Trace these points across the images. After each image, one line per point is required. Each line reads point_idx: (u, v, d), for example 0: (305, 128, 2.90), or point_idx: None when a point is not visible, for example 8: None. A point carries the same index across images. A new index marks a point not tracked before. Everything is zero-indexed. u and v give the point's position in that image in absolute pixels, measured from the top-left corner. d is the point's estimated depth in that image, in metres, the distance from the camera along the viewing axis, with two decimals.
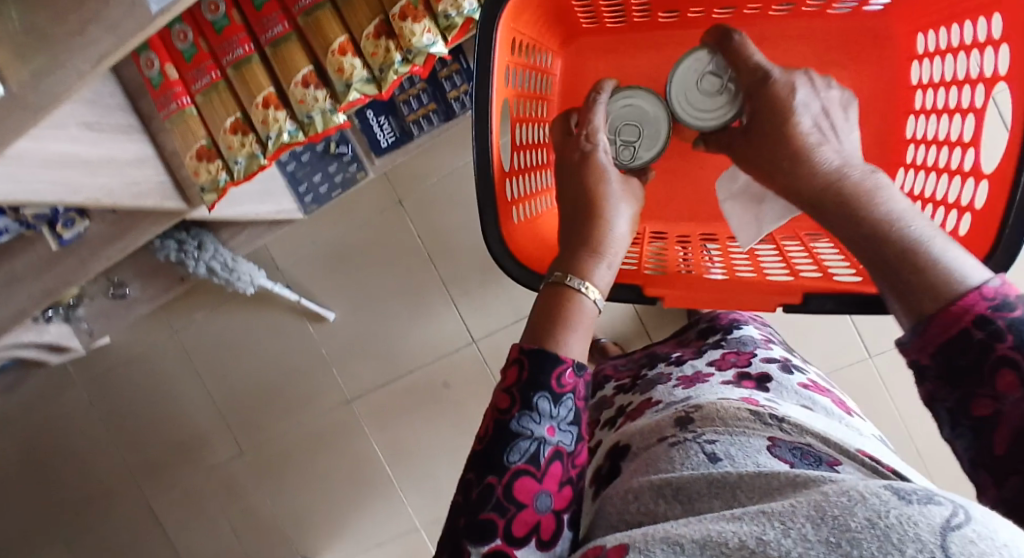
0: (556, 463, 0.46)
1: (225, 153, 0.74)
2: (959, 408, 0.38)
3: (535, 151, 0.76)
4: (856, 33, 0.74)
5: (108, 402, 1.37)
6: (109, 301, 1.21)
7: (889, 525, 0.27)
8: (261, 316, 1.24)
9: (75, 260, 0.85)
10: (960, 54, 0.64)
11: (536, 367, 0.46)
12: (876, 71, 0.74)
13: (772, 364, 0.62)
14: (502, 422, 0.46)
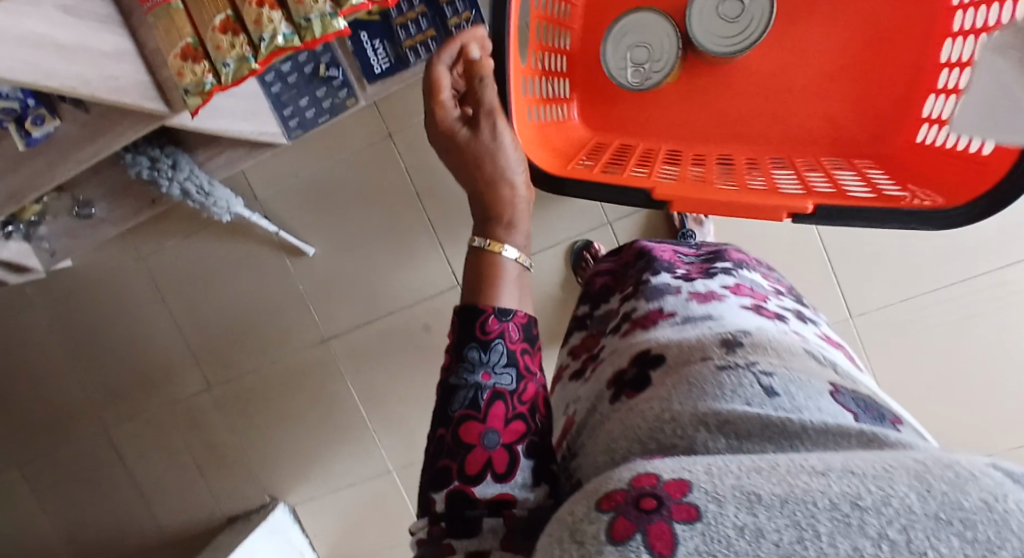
0: (498, 403, 0.51)
1: (213, 54, 0.69)
2: None
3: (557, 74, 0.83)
4: None
5: (69, 330, 1.31)
6: (74, 220, 1.14)
7: (1006, 511, 0.24)
8: (236, 247, 1.19)
9: (41, 162, 0.79)
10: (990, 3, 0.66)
11: (463, 321, 0.54)
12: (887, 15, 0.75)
13: (789, 311, 0.62)
14: (446, 378, 0.53)
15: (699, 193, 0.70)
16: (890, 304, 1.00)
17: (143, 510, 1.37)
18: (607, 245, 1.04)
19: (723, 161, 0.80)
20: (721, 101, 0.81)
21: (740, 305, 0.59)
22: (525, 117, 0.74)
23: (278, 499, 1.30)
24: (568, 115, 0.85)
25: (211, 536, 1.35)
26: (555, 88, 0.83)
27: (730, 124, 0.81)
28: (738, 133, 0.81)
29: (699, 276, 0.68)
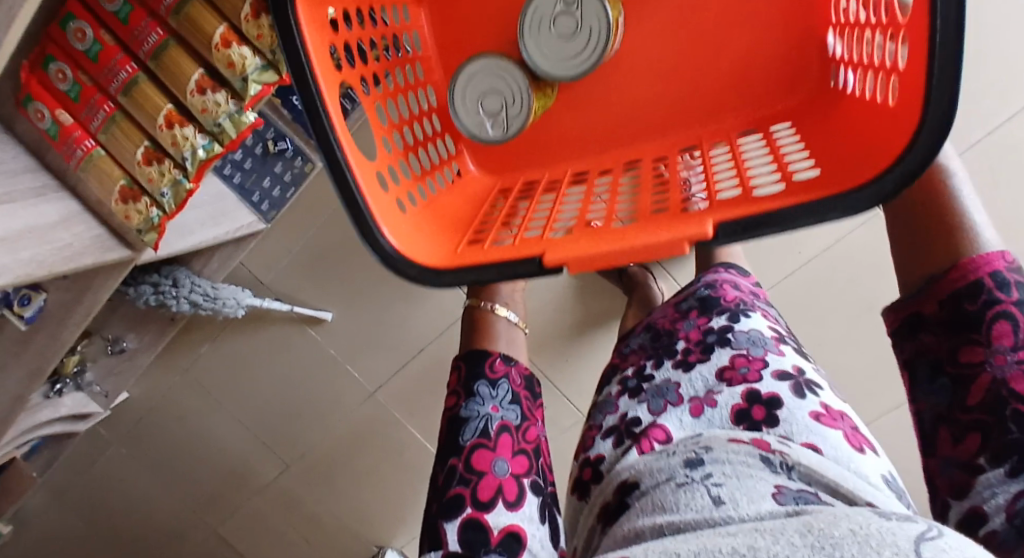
0: (506, 435, 0.57)
1: (149, 187, 0.68)
2: (949, 359, 0.47)
3: (415, 122, 0.64)
4: None
5: (149, 453, 1.38)
6: (112, 358, 1.20)
7: (869, 533, 0.30)
8: (262, 334, 1.22)
9: (47, 335, 0.81)
10: None
11: (472, 365, 0.62)
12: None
13: (785, 382, 0.54)
14: (454, 411, 0.59)
15: (598, 241, 0.46)
16: None
17: None
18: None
19: (628, 166, 0.63)
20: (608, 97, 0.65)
21: (731, 405, 0.54)
22: (386, 201, 0.52)
23: (385, 547, 1.35)
24: (461, 172, 0.68)
25: None
26: (430, 155, 0.65)
27: (660, 113, 0.64)
28: (631, 127, 0.65)
29: (696, 361, 0.60)
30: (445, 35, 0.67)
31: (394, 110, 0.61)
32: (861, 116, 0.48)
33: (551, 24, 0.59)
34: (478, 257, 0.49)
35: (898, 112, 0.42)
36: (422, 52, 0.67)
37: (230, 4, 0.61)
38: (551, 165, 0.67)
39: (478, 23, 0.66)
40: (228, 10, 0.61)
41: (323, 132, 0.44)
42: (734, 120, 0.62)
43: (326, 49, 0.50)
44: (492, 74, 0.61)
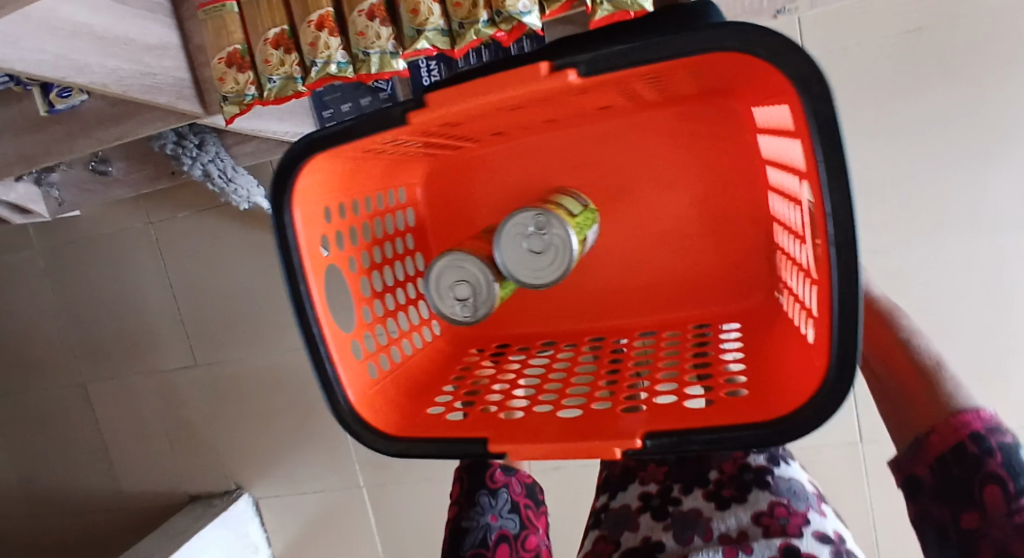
0: (503, 545, 0.61)
1: (260, 67, 0.65)
2: (950, 523, 0.37)
3: (399, 282, 0.62)
4: (691, 119, 0.56)
5: (66, 279, 1.28)
6: (89, 175, 1.12)
7: None
8: (248, 234, 1.15)
9: (61, 131, 0.77)
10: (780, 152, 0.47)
11: (470, 474, 0.64)
12: (715, 159, 0.57)
13: (825, 546, 0.51)
14: (456, 519, 0.62)
15: (526, 430, 0.45)
16: None
17: (108, 470, 1.35)
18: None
19: (645, 334, 0.59)
20: (586, 286, 0.64)
21: (767, 556, 0.51)
22: (357, 368, 0.51)
23: (243, 489, 1.28)
24: (440, 327, 0.66)
25: (170, 511, 1.33)
26: (411, 316, 0.62)
27: (643, 285, 0.62)
28: (608, 302, 0.63)
29: (730, 498, 0.58)
30: (437, 214, 0.67)
31: (384, 275, 0.60)
32: (795, 333, 0.47)
33: (525, 240, 0.51)
34: (431, 431, 0.48)
35: (817, 351, 0.40)
36: (412, 220, 0.66)
37: None
38: (522, 329, 0.65)
39: (477, 202, 0.66)
40: None
41: (301, 307, 0.46)
42: (699, 308, 0.60)
43: (321, 238, 0.50)
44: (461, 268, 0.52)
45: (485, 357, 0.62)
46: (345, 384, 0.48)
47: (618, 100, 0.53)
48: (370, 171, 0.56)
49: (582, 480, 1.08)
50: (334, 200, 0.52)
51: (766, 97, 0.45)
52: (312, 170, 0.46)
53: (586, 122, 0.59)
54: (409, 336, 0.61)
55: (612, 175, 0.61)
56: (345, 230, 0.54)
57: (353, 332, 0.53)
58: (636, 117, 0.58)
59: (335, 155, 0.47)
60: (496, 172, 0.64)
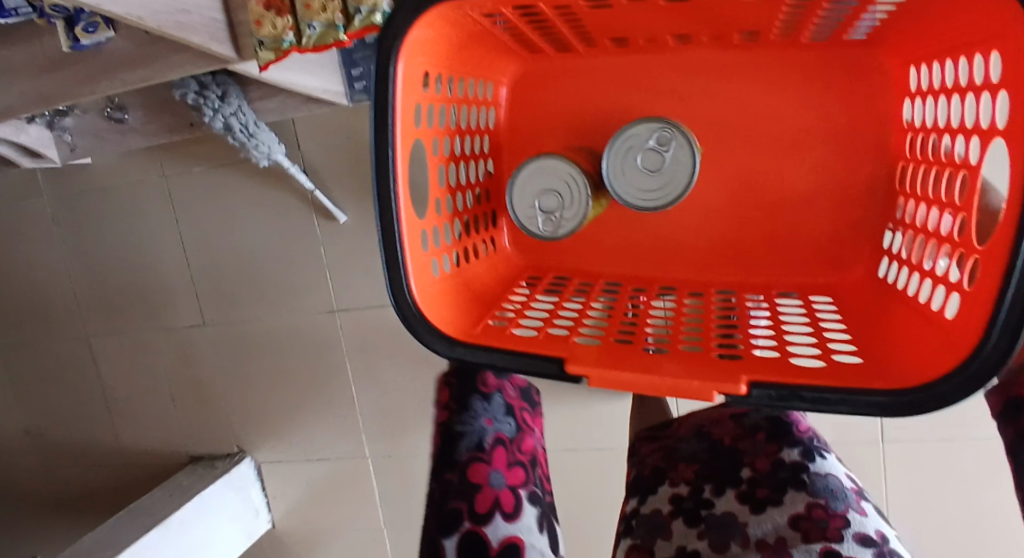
0: (500, 448, 0.62)
1: (300, 12, 0.62)
2: None
3: (472, 185, 0.61)
4: (839, 57, 0.54)
5: (74, 228, 1.25)
6: (104, 122, 1.08)
7: None
8: (265, 193, 1.12)
9: (83, 71, 0.73)
10: (952, 95, 0.44)
11: (460, 381, 0.65)
12: (859, 103, 0.55)
13: (868, 551, 0.50)
14: (449, 424, 0.63)
15: (629, 360, 0.45)
16: (925, 437, 0.92)
17: (109, 425, 1.33)
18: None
19: (721, 292, 0.59)
20: (663, 235, 0.62)
21: None
22: (423, 261, 0.50)
23: (247, 453, 1.27)
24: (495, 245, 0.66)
25: (171, 470, 1.32)
26: (475, 224, 0.62)
27: (733, 236, 0.60)
28: (671, 255, 0.62)
29: (766, 499, 0.57)
30: (518, 121, 0.65)
31: (461, 171, 0.59)
32: (912, 311, 0.46)
33: (637, 156, 0.52)
34: (504, 341, 0.48)
35: (949, 329, 0.40)
36: (492, 124, 0.65)
37: None
38: (589, 269, 0.63)
39: (557, 117, 0.63)
40: None
41: (383, 170, 0.46)
42: (781, 274, 0.59)
43: (415, 108, 0.49)
44: (556, 175, 0.53)
45: (538, 290, 0.61)
46: (410, 269, 0.48)
47: (772, 27, 0.52)
48: (466, 54, 0.54)
49: (594, 463, 1.07)
50: (434, 72, 0.51)
51: (955, 53, 0.43)
52: (427, 22, 0.45)
53: (700, 47, 0.57)
54: (471, 246, 0.60)
55: (734, 112, 0.58)
56: (436, 109, 0.54)
57: (427, 222, 0.52)
58: (769, 55, 0.56)
59: (453, 18, 0.47)
60: (589, 98, 0.62)
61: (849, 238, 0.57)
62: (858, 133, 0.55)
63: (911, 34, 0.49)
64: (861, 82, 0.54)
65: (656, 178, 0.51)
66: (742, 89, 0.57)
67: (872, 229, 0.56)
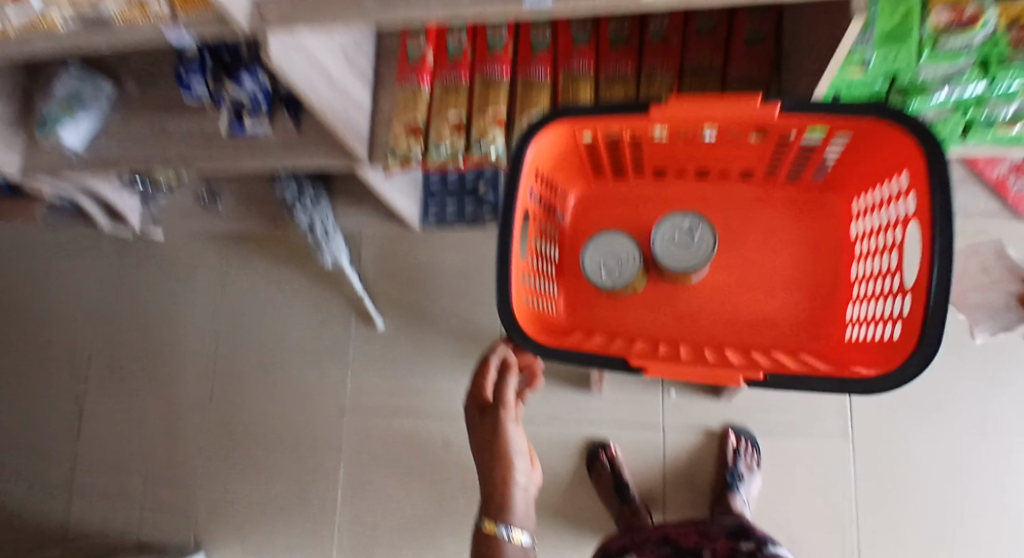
0: None
1: (433, 138, 0.80)
2: None
3: (544, 256, 0.70)
4: (803, 198, 0.71)
5: (121, 290, 1.33)
6: (193, 204, 1.23)
7: None
8: (315, 290, 1.24)
9: (231, 149, 0.90)
10: (886, 205, 0.62)
11: None
12: (822, 233, 0.71)
13: None
14: None
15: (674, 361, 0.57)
16: None
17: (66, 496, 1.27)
18: (626, 443, 1.07)
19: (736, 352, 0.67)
20: (686, 304, 0.71)
21: None
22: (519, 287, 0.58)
23: (200, 552, 1.18)
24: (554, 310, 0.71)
25: None
26: (544, 287, 0.69)
27: (740, 316, 0.70)
28: (695, 320, 0.70)
29: None
30: (580, 222, 0.75)
31: (539, 241, 0.68)
32: (873, 350, 0.59)
33: (674, 234, 0.66)
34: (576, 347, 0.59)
35: (902, 341, 0.54)
36: (562, 220, 0.75)
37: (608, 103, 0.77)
38: (623, 329, 0.70)
39: (609, 217, 0.75)
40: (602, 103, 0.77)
41: (506, 213, 0.56)
42: (774, 345, 0.68)
43: (527, 182, 0.62)
44: (617, 244, 0.68)
45: (586, 340, 0.67)
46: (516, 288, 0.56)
47: (764, 166, 0.69)
48: (559, 157, 0.67)
49: None
50: (540, 161, 0.64)
51: (884, 177, 0.62)
52: (548, 133, 0.61)
53: (714, 183, 0.72)
54: (539, 298, 0.67)
55: (733, 233, 0.72)
56: (534, 188, 0.65)
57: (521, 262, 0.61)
58: (761, 186, 0.72)
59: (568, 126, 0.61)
60: (633, 205, 0.74)
61: (824, 318, 0.68)
62: (823, 245, 0.70)
63: (852, 175, 0.66)
64: (821, 216, 0.71)
65: (690, 251, 0.66)
66: (731, 219, 0.73)
67: (836, 304, 0.68)
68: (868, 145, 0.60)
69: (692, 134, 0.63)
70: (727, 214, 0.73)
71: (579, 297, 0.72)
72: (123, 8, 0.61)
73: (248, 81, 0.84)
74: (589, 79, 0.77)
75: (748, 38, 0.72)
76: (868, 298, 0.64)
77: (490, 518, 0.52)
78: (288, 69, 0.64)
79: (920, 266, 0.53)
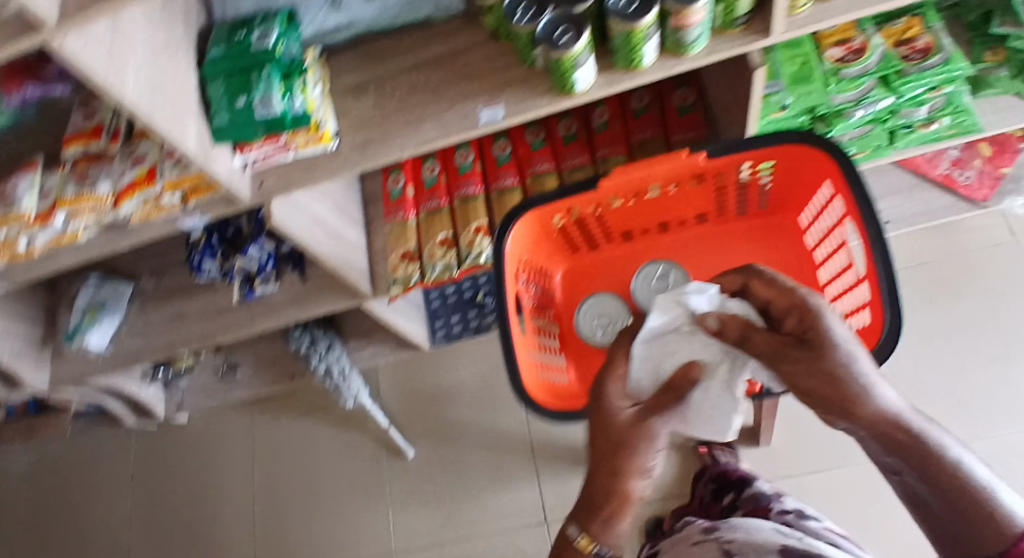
0: None
1: (426, 259, 0.87)
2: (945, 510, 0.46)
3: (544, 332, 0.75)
4: (754, 228, 0.79)
5: (151, 482, 1.33)
6: (214, 379, 1.28)
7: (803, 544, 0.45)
8: (342, 435, 1.24)
9: (246, 314, 0.96)
10: (824, 213, 0.69)
11: None
12: (781, 253, 0.77)
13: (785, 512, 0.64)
14: None
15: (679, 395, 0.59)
16: None
17: None
18: None
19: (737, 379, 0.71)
20: None
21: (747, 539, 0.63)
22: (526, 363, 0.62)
23: None
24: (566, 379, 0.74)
25: None
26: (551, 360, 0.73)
27: None
28: None
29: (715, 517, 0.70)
30: (568, 295, 0.81)
31: (536, 320, 0.73)
32: None
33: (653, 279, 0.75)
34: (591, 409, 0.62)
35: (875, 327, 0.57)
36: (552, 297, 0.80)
37: None
38: None
39: (591, 285, 0.81)
40: None
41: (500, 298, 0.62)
42: None
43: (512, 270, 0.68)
44: (606, 303, 0.78)
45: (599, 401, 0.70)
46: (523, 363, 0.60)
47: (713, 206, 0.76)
48: (535, 243, 0.74)
49: None
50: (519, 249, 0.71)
51: (814, 190, 0.69)
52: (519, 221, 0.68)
53: (675, 232, 0.80)
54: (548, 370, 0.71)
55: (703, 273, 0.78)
56: (519, 274, 0.71)
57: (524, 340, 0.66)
58: (715, 227, 0.79)
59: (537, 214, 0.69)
60: (609, 269, 0.81)
61: None
62: (784, 265, 0.76)
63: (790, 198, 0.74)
64: (776, 239, 0.78)
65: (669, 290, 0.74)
66: (698, 261, 0.79)
67: None
68: (792, 164, 0.68)
69: (643, 195, 0.71)
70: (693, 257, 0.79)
71: (584, 361, 0.76)
72: (141, 207, 0.68)
73: (253, 249, 0.92)
74: (553, 175, 0.86)
75: (679, 111, 0.83)
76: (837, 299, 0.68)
77: (588, 536, 0.46)
78: (291, 226, 0.72)
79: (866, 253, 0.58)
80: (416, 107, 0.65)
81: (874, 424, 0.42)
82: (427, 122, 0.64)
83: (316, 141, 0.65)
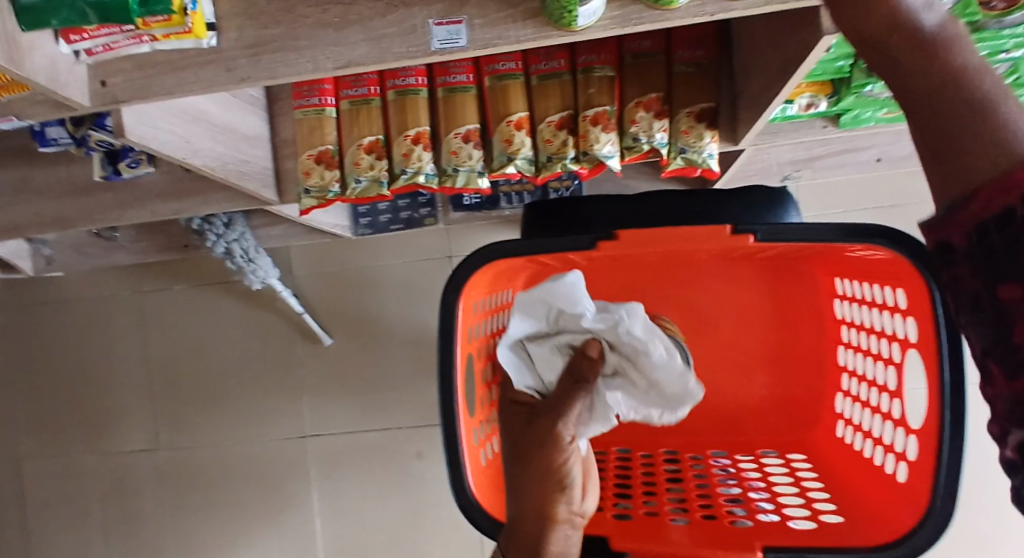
0: None
1: (349, 168, 0.69)
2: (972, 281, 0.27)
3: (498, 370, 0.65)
4: (777, 272, 0.69)
5: (26, 338, 1.18)
6: (86, 239, 1.07)
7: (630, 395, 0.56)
8: (251, 313, 1.14)
9: (112, 198, 0.76)
10: (874, 308, 0.58)
11: None
12: (801, 301, 0.70)
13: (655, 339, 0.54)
14: None
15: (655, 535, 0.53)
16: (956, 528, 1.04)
17: None
18: None
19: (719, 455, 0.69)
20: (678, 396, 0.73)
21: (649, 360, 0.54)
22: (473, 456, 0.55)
23: None
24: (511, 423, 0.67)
25: None
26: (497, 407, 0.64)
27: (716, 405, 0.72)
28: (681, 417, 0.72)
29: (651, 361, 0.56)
30: None
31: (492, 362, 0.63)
32: (859, 471, 0.58)
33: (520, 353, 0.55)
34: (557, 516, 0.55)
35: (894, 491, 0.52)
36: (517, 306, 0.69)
37: (544, 105, 0.67)
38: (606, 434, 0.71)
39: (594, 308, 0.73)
40: (537, 106, 0.67)
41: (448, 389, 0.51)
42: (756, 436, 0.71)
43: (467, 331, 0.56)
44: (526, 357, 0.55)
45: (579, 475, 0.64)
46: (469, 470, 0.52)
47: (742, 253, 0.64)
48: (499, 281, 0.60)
49: None
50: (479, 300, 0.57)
51: (869, 280, 0.57)
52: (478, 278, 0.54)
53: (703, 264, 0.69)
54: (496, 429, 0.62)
55: (708, 317, 0.72)
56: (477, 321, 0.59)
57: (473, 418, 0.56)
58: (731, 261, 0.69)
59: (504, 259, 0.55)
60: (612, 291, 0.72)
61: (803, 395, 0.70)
62: (799, 324, 0.70)
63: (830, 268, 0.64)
64: (798, 288, 0.69)
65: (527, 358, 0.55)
66: (703, 300, 0.71)
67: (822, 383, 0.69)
68: (874, 262, 0.53)
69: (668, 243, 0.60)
70: (703, 293, 0.71)
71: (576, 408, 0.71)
72: None
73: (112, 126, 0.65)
74: (520, 80, 0.66)
75: None
76: (861, 402, 0.62)
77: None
78: (149, 142, 0.52)
79: (927, 409, 0.47)
80: (336, 1, 0.44)
81: (871, 27, 0.29)
82: (351, 28, 0.44)
83: (182, 33, 0.44)
